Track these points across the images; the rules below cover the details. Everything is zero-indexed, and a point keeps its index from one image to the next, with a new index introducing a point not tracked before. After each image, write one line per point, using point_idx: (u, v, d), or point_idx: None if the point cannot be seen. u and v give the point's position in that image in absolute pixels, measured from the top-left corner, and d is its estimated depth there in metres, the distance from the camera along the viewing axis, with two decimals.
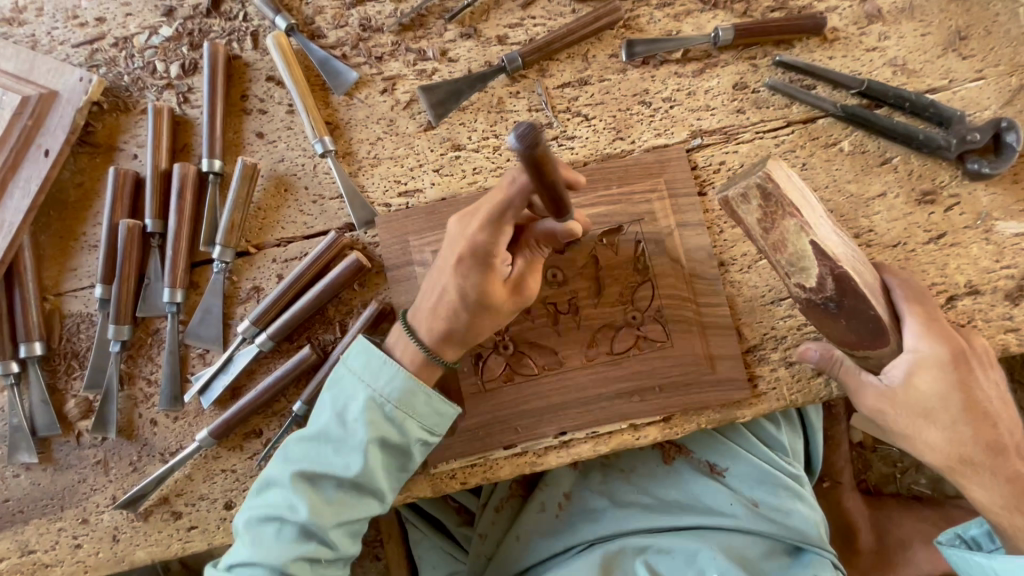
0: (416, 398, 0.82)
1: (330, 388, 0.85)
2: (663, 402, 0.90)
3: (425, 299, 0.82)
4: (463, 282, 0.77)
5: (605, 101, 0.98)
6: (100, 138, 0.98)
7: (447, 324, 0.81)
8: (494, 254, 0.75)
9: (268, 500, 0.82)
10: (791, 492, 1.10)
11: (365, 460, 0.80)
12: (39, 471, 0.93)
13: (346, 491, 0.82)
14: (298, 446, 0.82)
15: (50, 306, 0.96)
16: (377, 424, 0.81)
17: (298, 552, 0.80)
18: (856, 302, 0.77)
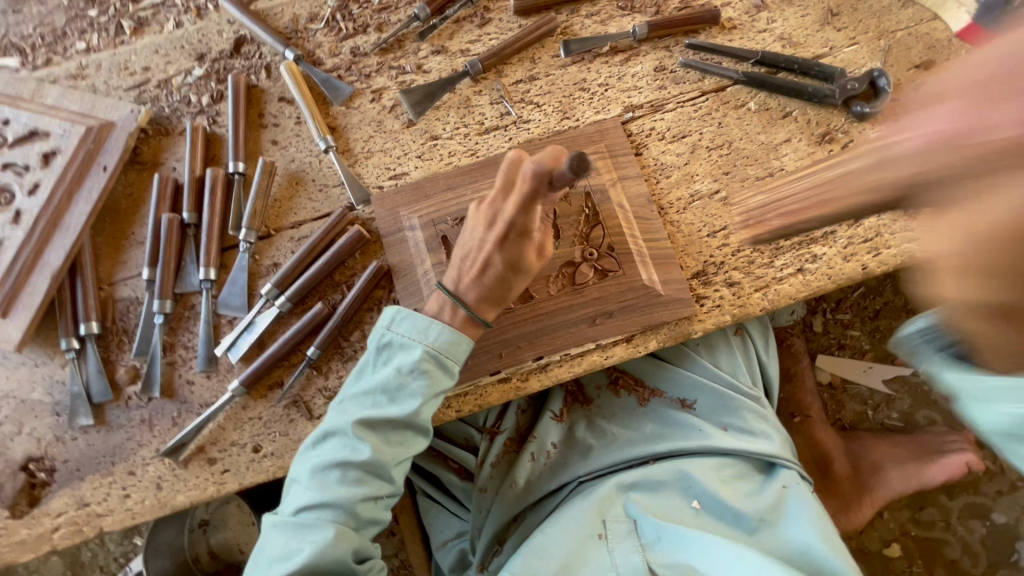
0: (460, 348, 0.99)
1: (380, 353, 0.98)
2: (622, 322, 1.06)
3: (466, 270, 0.98)
4: (507, 252, 0.94)
5: (552, 90, 1.20)
6: (147, 157, 1.22)
7: (488, 290, 0.98)
8: (528, 225, 0.93)
9: (331, 446, 0.95)
10: (754, 414, 1.21)
11: (421, 405, 0.96)
12: (95, 432, 1.09)
13: (399, 432, 0.97)
14: (360, 399, 0.96)
15: (105, 294, 1.15)
16: (430, 373, 0.96)
17: (364, 490, 0.94)
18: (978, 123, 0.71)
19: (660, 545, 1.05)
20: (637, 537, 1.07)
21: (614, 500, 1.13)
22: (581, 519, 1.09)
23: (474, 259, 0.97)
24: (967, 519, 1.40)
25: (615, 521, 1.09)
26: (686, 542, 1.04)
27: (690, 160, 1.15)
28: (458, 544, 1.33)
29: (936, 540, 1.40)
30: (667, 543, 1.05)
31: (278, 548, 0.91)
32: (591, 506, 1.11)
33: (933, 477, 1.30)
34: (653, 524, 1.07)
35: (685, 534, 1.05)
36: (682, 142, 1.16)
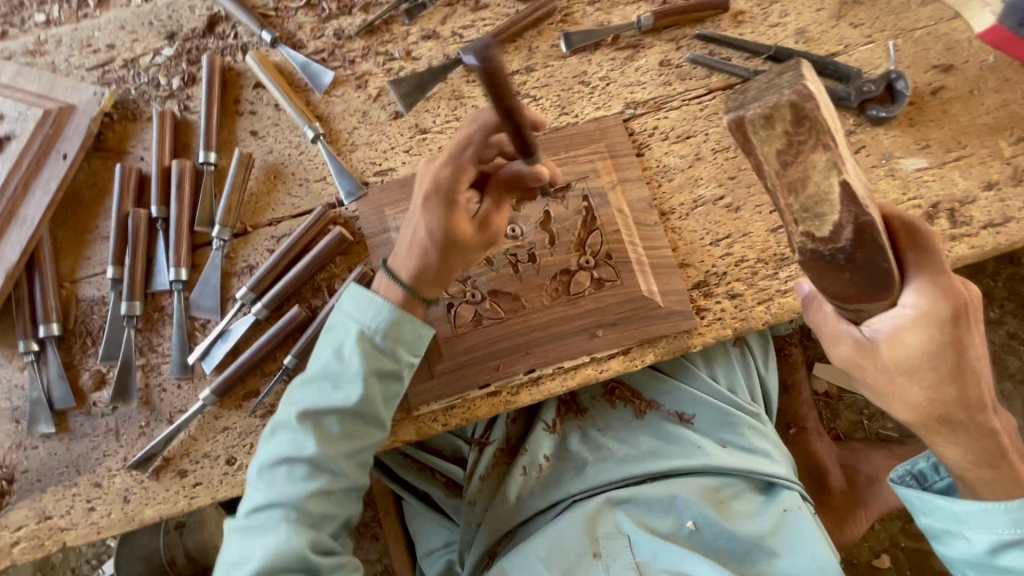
0: (404, 328, 0.91)
1: (320, 334, 0.93)
2: (620, 335, 1.01)
3: (401, 244, 0.91)
4: (430, 219, 0.85)
5: (550, 83, 1.12)
6: (112, 144, 1.13)
7: (421, 266, 0.89)
8: (456, 189, 0.84)
9: (276, 444, 0.89)
10: (754, 430, 1.17)
11: (364, 389, 0.88)
12: (57, 440, 1.02)
13: (348, 422, 0.89)
14: (303, 389, 0.90)
15: (66, 292, 1.07)
16: (370, 355, 0.89)
17: (313, 485, 0.87)
18: (868, 256, 0.63)
19: (655, 564, 1.04)
20: (631, 555, 1.06)
21: (605, 515, 1.11)
22: (575, 538, 1.07)
23: (410, 236, 0.89)
24: None
25: (608, 538, 1.07)
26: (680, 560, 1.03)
27: (694, 163, 1.09)
28: (446, 555, 1.30)
29: (925, 551, 1.39)
30: (664, 560, 1.04)
31: (234, 553, 0.86)
32: (583, 523, 1.09)
33: None
34: (646, 543, 1.06)
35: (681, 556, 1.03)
36: (686, 143, 1.09)
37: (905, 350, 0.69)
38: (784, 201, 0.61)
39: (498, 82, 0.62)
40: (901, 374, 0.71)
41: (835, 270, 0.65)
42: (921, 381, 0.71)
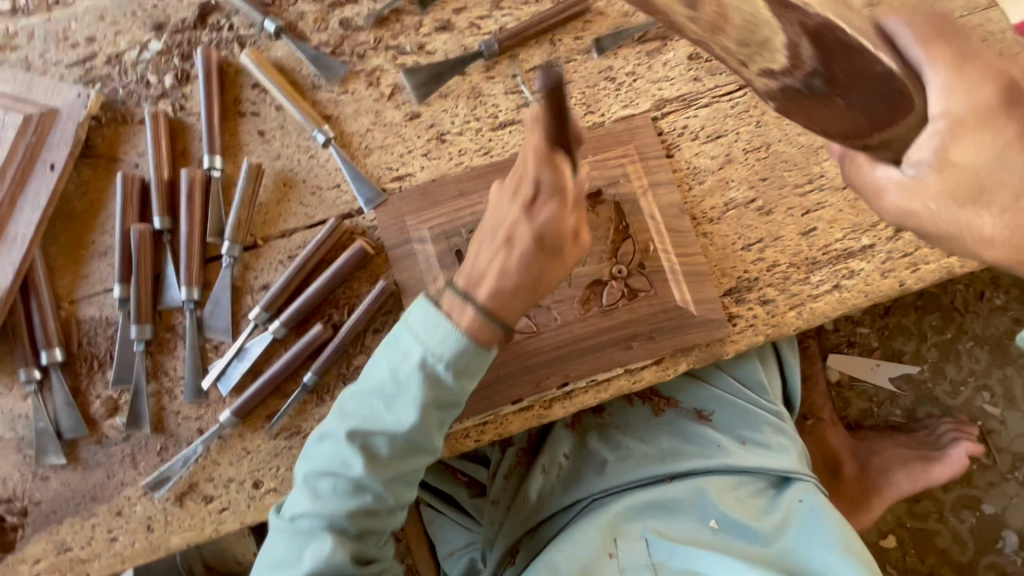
0: (468, 357, 0.82)
1: (382, 349, 0.85)
2: (654, 346, 0.98)
3: (486, 276, 0.82)
4: (537, 224, 0.81)
5: (574, 79, 1.06)
6: (102, 150, 1.04)
7: (509, 280, 0.82)
8: (560, 204, 0.81)
9: (324, 452, 0.85)
10: (773, 428, 1.17)
11: (419, 415, 0.82)
12: (69, 471, 0.98)
13: (398, 443, 0.84)
14: (355, 399, 0.85)
15: (65, 314, 1.00)
16: (432, 382, 0.82)
17: (357, 501, 0.84)
18: (895, 109, 0.54)
19: (671, 564, 1.01)
20: (647, 555, 1.02)
21: (626, 515, 1.08)
22: (593, 534, 1.05)
23: (502, 238, 0.82)
24: (959, 510, 1.44)
25: (629, 537, 1.05)
26: (695, 557, 1.00)
27: (725, 164, 1.05)
28: (468, 554, 1.28)
29: (929, 531, 1.44)
30: (681, 560, 1.01)
31: (274, 554, 0.85)
32: (605, 522, 1.07)
33: (938, 476, 1.32)
34: (663, 543, 1.03)
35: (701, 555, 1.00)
36: (717, 143, 1.05)
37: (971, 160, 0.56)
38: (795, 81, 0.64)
39: (560, 99, 0.70)
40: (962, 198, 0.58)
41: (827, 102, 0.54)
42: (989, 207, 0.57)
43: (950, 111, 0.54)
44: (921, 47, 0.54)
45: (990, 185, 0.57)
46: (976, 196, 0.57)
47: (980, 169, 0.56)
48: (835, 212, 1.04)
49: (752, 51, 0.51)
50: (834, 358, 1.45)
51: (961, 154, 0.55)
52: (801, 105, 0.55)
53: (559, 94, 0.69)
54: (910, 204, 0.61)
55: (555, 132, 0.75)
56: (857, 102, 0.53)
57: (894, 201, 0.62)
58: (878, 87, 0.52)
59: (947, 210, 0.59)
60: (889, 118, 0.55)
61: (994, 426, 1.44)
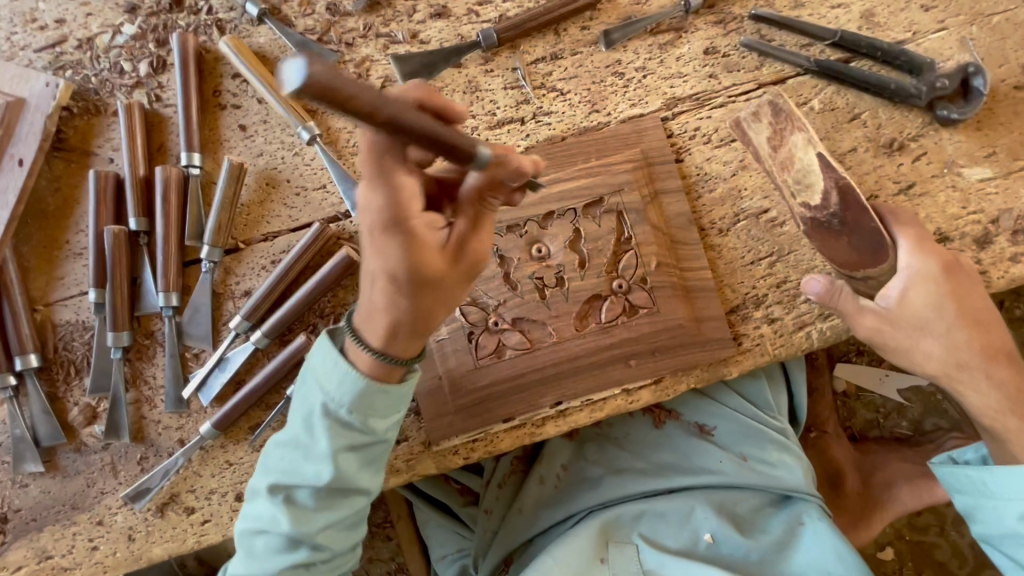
0: (373, 399, 0.76)
1: (296, 390, 0.81)
2: (654, 365, 0.93)
3: (363, 298, 0.72)
4: (387, 262, 0.65)
5: (579, 74, 0.98)
6: (74, 143, 0.97)
7: (389, 318, 0.70)
8: (407, 216, 0.62)
9: (255, 509, 0.82)
10: (777, 445, 1.11)
11: (332, 468, 0.77)
12: (49, 478, 0.95)
13: (320, 495, 0.80)
14: (275, 453, 0.81)
15: (41, 317, 0.96)
16: (337, 433, 0.77)
17: (292, 557, 0.80)
18: (858, 218, 0.85)
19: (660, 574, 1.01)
20: (637, 563, 1.02)
21: (619, 525, 1.07)
22: (583, 539, 1.04)
23: (372, 274, 0.67)
24: (961, 524, 1.41)
25: (619, 546, 1.04)
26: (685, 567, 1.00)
27: (739, 171, 0.98)
28: (459, 560, 1.25)
29: (929, 544, 1.42)
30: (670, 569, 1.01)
31: None
32: (596, 528, 1.05)
33: (943, 494, 1.28)
34: (654, 552, 1.02)
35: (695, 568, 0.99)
36: (730, 147, 0.98)
37: (913, 307, 0.86)
38: (781, 176, 0.86)
39: (345, 89, 0.43)
40: (914, 327, 0.87)
41: (836, 236, 0.86)
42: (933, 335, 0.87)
43: (913, 266, 0.86)
44: (897, 225, 0.88)
45: (933, 325, 0.86)
46: (921, 327, 0.87)
47: (925, 316, 0.86)
48: None
49: (799, 186, 0.85)
50: (840, 367, 1.40)
51: (912, 304, 0.86)
52: (821, 233, 0.87)
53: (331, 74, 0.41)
54: (881, 327, 0.88)
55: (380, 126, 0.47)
56: (855, 242, 0.86)
57: (870, 322, 0.88)
58: (869, 239, 0.86)
59: (903, 335, 0.88)
60: (874, 258, 0.86)
61: None
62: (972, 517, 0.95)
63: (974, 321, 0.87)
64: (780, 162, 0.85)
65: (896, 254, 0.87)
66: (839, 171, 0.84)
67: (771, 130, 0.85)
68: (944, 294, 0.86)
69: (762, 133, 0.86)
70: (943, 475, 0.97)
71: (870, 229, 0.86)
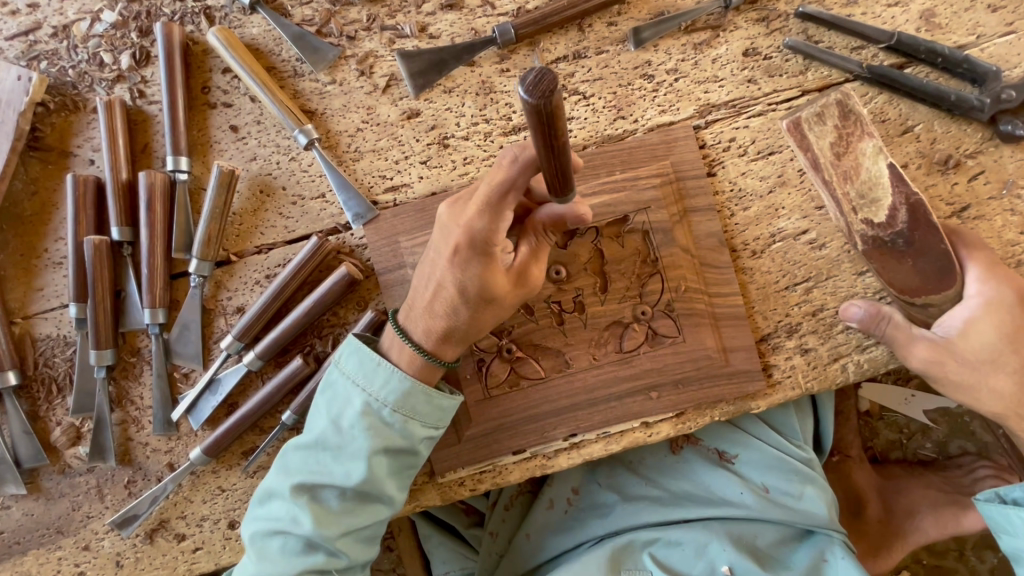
0: (415, 398, 0.76)
1: (321, 392, 0.78)
2: (677, 397, 0.87)
3: (419, 296, 0.75)
4: (462, 275, 0.70)
5: (604, 76, 0.89)
6: (52, 142, 0.90)
7: (443, 322, 0.74)
8: (493, 242, 0.68)
9: (270, 511, 0.77)
10: (802, 476, 1.05)
11: (367, 468, 0.75)
12: (32, 501, 0.90)
13: (348, 496, 0.77)
14: (297, 454, 0.77)
15: (20, 331, 0.90)
16: (377, 431, 0.75)
17: (308, 562, 0.75)
18: (924, 240, 0.82)
19: None
20: None
21: (632, 554, 1.02)
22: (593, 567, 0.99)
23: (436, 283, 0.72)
24: (981, 549, 1.36)
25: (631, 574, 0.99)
26: None
27: (776, 187, 0.89)
28: None
29: (947, 569, 1.37)
30: None
31: None
32: (608, 553, 1.01)
33: (969, 524, 1.22)
34: None
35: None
36: (768, 161, 0.89)
37: (979, 337, 0.79)
38: (843, 187, 0.84)
39: (557, 117, 0.50)
40: (983, 363, 0.80)
41: (900, 257, 0.83)
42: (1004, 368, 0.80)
43: (984, 293, 0.80)
44: (966, 248, 0.83)
45: (1004, 360, 0.80)
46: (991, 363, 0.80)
47: (995, 349, 0.79)
48: None
49: (865, 202, 0.83)
50: (865, 387, 1.33)
51: (976, 336, 0.79)
52: (883, 254, 0.83)
53: (551, 109, 0.48)
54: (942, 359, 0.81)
55: (547, 150, 0.54)
56: (920, 264, 0.82)
57: (928, 352, 0.81)
58: (936, 262, 0.82)
59: (966, 369, 0.81)
60: (938, 283, 0.82)
61: None
62: (1020, 559, 0.89)
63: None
64: (845, 171, 0.84)
65: (964, 280, 0.82)
66: (909, 186, 0.83)
67: (837, 135, 0.83)
68: (1019, 327, 0.79)
69: (828, 137, 0.83)
70: (988, 515, 0.91)
71: (938, 250, 0.82)
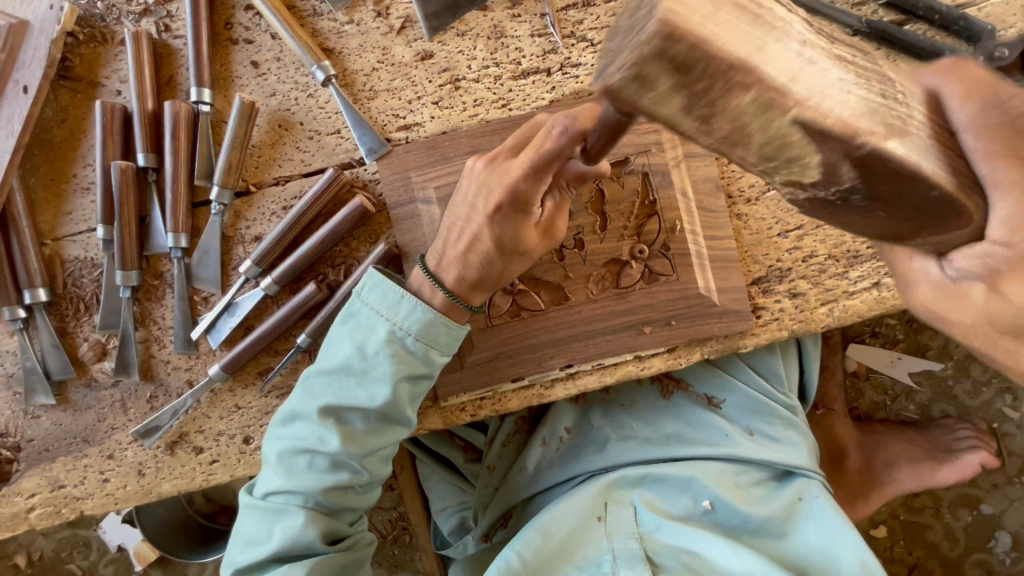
0: (437, 329, 0.81)
1: (344, 321, 0.82)
2: (669, 333, 0.92)
3: (451, 246, 0.79)
4: (498, 229, 0.75)
5: (612, 24, 0.92)
6: (81, 72, 0.94)
7: (475, 272, 0.79)
8: (530, 201, 0.73)
9: (295, 432, 0.82)
10: (785, 422, 1.12)
11: (390, 391, 0.80)
12: (59, 411, 0.96)
13: (371, 418, 0.82)
14: (323, 378, 0.81)
15: (50, 252, 0.95)
16: (400, 357, 0.80)
17: (333, 479, 0.81)
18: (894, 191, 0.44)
19: (659, 536, 1.01)
20: (634, 523, 1.03)
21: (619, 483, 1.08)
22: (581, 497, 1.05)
23: (471, 235, 0.77)
24: (956, 507, 1.42)
25: (617, 506, 1.05)
26: (685, 529, 1.01)
27: None
28: (460, 512, 1.28)
29: (922, 524, 1.44)
30: (668, 531, 1.02)
31: (249, 536, 0.83)
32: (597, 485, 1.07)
33: (944, 478, 1.28)
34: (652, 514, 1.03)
35: (689, 534, 1.00)
36: None
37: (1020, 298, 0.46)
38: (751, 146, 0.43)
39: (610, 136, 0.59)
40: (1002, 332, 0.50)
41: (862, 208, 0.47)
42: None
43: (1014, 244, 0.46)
44: None
45: None
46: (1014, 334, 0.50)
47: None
48: None
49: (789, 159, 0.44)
50: (851, 347, 1.38)
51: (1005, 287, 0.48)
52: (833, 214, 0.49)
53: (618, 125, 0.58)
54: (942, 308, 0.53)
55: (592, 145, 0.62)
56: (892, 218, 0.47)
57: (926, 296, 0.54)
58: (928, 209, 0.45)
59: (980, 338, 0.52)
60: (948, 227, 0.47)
61: (1009, 430, 1.38)
62: None
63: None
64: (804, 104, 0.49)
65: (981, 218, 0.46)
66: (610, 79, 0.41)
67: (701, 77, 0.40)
68: None
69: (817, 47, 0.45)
70: None
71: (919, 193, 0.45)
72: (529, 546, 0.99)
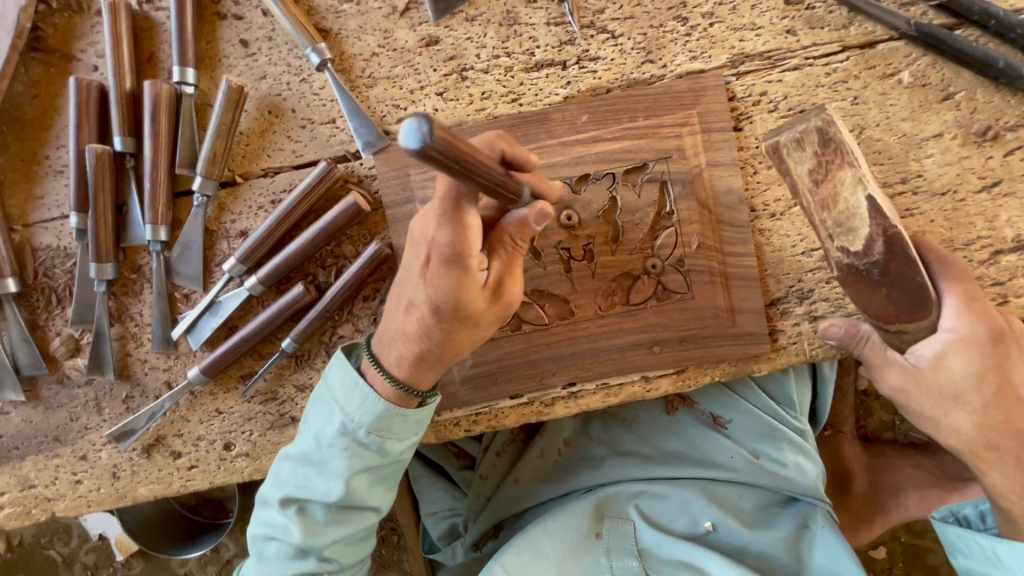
0: (391, 420, 0.72)
1: (310, 406, 0.77)
2: (680, 354, 0.86)
3: (390, 323, 0.71)
4: (435, 292, 0.63)
5: (636, 14, 0.84)
6: (54, 44, 0.86)
7: (413, 342, 0.68)
8: (466, 254, 0.59)
9: (263, 516, 0.78)
10: (794, 447, 1.06)
11: (347, 486, 0.73)
12: (30, 408, 0.91)
13: (333, 509, 0.76)
14: (286, 467, 0.76)
15: (19, 239, 0.88)
16: (354, 452, 0.73)
17: (299, 566, 0.76)
18: (902, 270, 0.68)
19: (658, 553, 0.98)
20: (634, 539, 0.99)
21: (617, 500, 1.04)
22: (576, 515, 1.00)
23: (411, 298, 0.66)
24: None
25: (614, 522, 1.00)
26: (684, 548, 0.97)
27: None
28: (449, 519, 1.23)
29: (922, 548, 1.40)
30: (667, 549, 0.98)
31: None
32: (592, 501, 1.02)
33: None
34: (651, 530, 0.99)
35: (690, 553, 0.96)
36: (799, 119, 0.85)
37: (949, 374, 0.72)
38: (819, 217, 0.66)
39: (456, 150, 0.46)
40: (945, 397, 0.74)
41: (874, 287, 0.69)
42: (964, 406, 0.74)
43: (956, 329, 0.72)
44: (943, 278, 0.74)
45: (967, 399, 0.74)
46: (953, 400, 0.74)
47: (960, 386, 0.73)
48: (924, 223, 0.86)
49: (842, 230, 0.66)
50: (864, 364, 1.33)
51: (947, 369, 0.72)
52: (856, 283, 0.69)
53: (450, 130, 0.44)
54: (905, 385, 0.75)
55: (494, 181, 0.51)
56: (894, 295, 0.69)
57: (893, 377, 0.76)
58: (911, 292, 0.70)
59: (930, 402, 0.75)
60: (912, 312, 0.71)
61: None
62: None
63: (1014, 397, 0.74)
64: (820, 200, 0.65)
65: (940, 312, 0.73)
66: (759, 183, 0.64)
67: (816, 161, 0.64)
68: (987, 368, 0.73)
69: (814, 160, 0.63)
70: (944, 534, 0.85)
71: (914, 282, 0.69)
72: (519, 566, 0.93)
